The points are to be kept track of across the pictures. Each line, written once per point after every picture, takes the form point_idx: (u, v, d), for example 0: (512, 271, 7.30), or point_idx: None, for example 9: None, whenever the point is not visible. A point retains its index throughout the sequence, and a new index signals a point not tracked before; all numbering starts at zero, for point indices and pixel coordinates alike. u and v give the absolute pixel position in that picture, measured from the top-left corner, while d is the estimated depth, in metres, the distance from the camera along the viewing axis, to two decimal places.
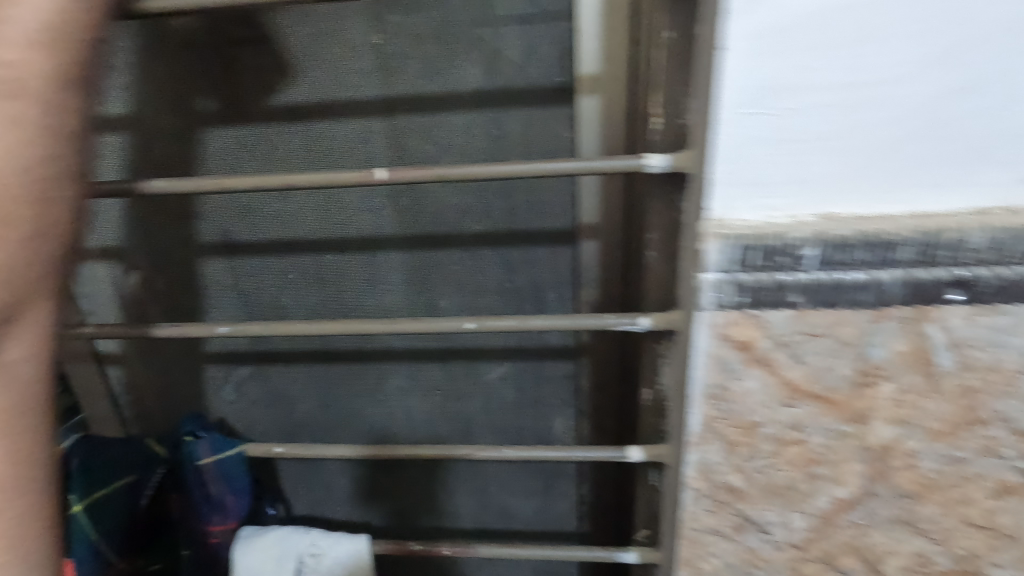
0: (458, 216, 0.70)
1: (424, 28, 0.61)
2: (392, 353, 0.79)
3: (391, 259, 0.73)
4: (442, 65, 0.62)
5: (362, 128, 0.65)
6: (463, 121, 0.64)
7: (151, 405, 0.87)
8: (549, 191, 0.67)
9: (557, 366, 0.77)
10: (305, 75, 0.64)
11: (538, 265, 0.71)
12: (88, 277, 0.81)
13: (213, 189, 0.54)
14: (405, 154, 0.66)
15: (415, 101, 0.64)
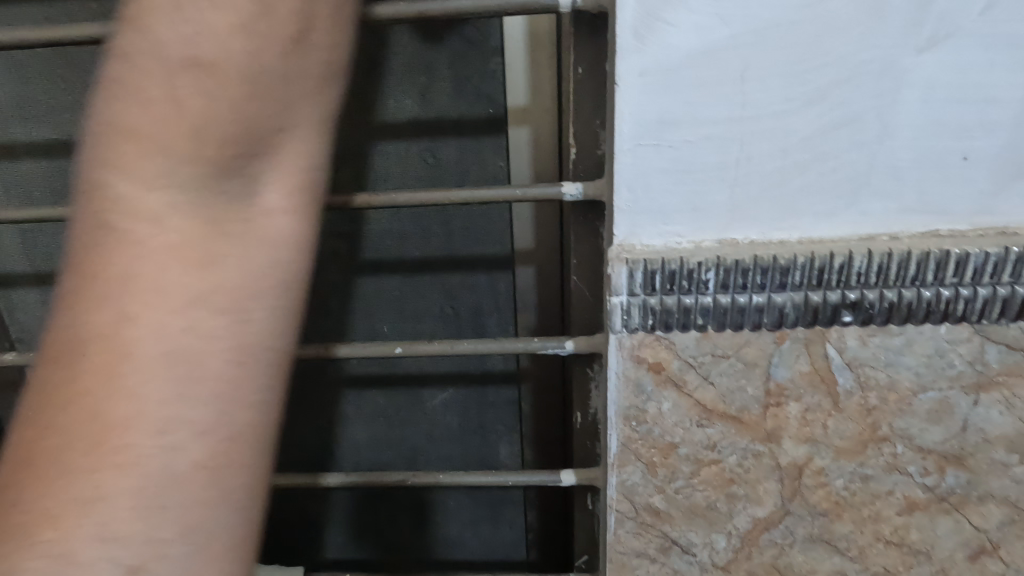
0: (397, 244, 0.71)
1: (364, 59, 0.63)
2: (333, 379, 0.78)
3: (333, 286, 0.73)
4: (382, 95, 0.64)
5: None
6: (400, 149, 0.66)
7: None
8: (488, 218, 0.68)
9: (501, 391, 0.77)
10: None
11: (477, 290, 0.72)
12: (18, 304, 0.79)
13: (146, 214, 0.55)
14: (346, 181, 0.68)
15: (356, 128, 0.65)
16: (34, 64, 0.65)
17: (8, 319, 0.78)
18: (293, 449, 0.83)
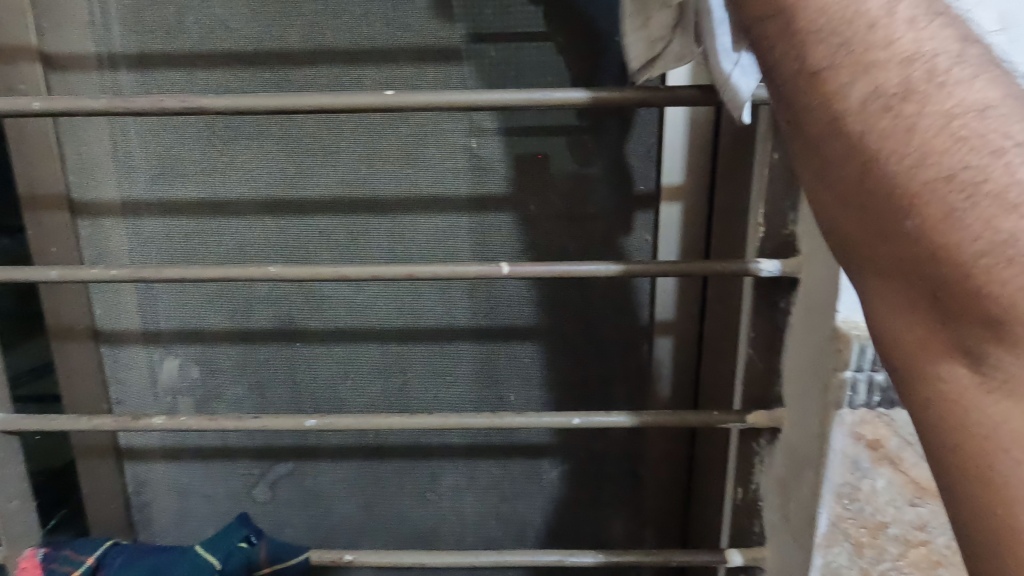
0: (534, 311, 0.71)
1: (524, 135, 0.66)
2: (449, 449, 0.76)
3: (464, 351, 0.72)
4: (535, 171, 0.67)
5: (452, 221, 0.68)
6: (548, 221, 0.68)
7: (174, 504, 0.79)
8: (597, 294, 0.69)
9: (623, 465, 0.75)
10: (405, 172, 0.67)
11: (610, 360, 0.72)
12: (126, 363, 0.75)
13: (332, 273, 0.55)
14: (490, 249, 0.69)
15: (509, 200, 0.67)
16: (197, 126, 0.67)
17: (111, 378, 0.76)
18: (394, 523, 0.79)
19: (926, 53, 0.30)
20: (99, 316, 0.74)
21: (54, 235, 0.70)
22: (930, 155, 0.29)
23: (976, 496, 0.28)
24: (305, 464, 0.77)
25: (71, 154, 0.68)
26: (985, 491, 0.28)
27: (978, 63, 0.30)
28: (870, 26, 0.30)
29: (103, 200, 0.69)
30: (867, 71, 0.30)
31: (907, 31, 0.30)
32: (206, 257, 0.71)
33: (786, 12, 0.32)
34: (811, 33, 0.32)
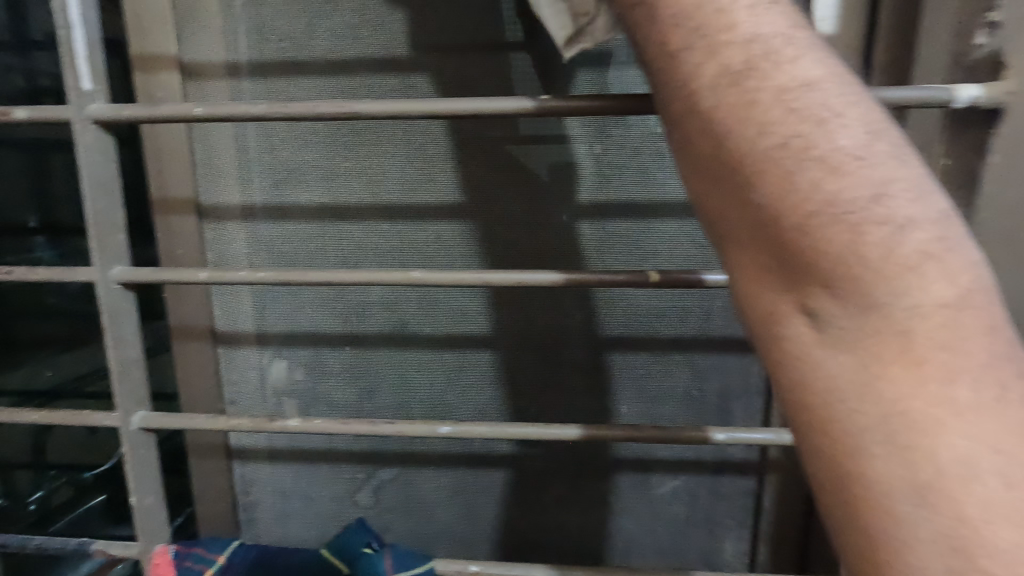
0: (651, 320, 0.69)
1: (651, 141, 0.64)
2: (557, 459, 0.74)
3: (617, 363, 0.70)
4: (660, 177, 0.65)
5: (572, 228, 0.67)
6: (670, 228, 0.66)
7: (278, 505, 0.80)
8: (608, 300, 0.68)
9: (737, 483, 0.73)
10: (526, 177, 0.67)
11: (729, 374, 0.70)
12: (240, 365, 0.77)
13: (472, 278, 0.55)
14: (609, 257, 0.68)
15: (631, 207, 0.66)
16: (322, 132, 0.68)
17: (225, 379, 0.77)
18: (496, 532, 0.78)
19: (765, 34, 0.31)
20: (217, 318, 0.75)
21: (182, 238, 0.72)
22: (767, 124, 0.29)
23: (835, 488, 0.28)
24: (409, 469, 0.77)
25: (201, 160, 0.70)
26: (835, 475, 0.28)
27: (806, 43, 0.31)
28: (717, 11, 0.31)
29: (230, 204, 0.71)
30: (715, 51, 0.31)
31: (748, 15, 0.31)
32: (324, 261, 0.71)
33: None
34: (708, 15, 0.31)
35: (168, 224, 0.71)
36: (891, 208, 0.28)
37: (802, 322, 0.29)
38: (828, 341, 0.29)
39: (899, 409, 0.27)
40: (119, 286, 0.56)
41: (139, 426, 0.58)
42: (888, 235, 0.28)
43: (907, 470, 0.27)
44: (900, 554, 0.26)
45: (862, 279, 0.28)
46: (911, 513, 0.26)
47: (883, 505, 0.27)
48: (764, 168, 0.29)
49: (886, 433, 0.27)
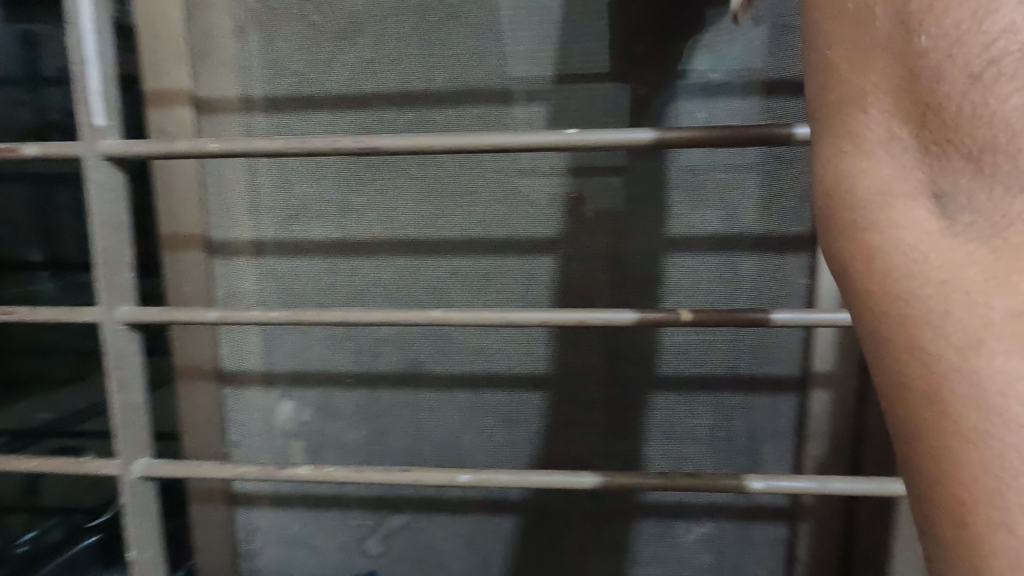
0: (674, 359, 0.66)
1: (670, 175, 0.63)
2: (577, 506, 0.71)
3: (599, 402, 0.68)
4: (680, 212, 0.64)
5: (593, 263, 0.65)
6: (693, 264, 0.64)
7: (283, 554, 0.76)
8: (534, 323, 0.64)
9: (768, 531, 0.69)
10: (544, 212, 0.65)
11: (758, 415, 0.67)
12: (246, 405, 0.74)
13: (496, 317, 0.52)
14: (631, 293, 0.65)
15: (653, 241, 0.64)
16: (337, 167, 0.67)
17: (231, 420, 0.74)
18: None
19: None
20: (224, 357, 0.73)
21: (190, 274, 0.69)
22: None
23: (923, 399, 0.24)
24: (421, 517, 0.73)
25: (214, 195, 0.69)
26: (909, 344, 0.24)
27: None
28: None
29: (240, 240, 0.69)
30: None
31: None
32: (336, 298, 0.69)
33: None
34: None
35: (175, 259, 0.69)
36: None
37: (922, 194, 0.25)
38: (943, 217, 0.24)
39: (1010, 225, 0.23)
40: (125, 326, 0.53)
41: (138, 476, 0.55)
42: None
43: (989, 287, 0.23)
44: (969, 410, 0.22)
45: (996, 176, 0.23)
46: (1007, 346, 0.22)
47: (955, 348, 0.23)
48: (952, 36, 0.23)
49: (966, 219, 0.24)
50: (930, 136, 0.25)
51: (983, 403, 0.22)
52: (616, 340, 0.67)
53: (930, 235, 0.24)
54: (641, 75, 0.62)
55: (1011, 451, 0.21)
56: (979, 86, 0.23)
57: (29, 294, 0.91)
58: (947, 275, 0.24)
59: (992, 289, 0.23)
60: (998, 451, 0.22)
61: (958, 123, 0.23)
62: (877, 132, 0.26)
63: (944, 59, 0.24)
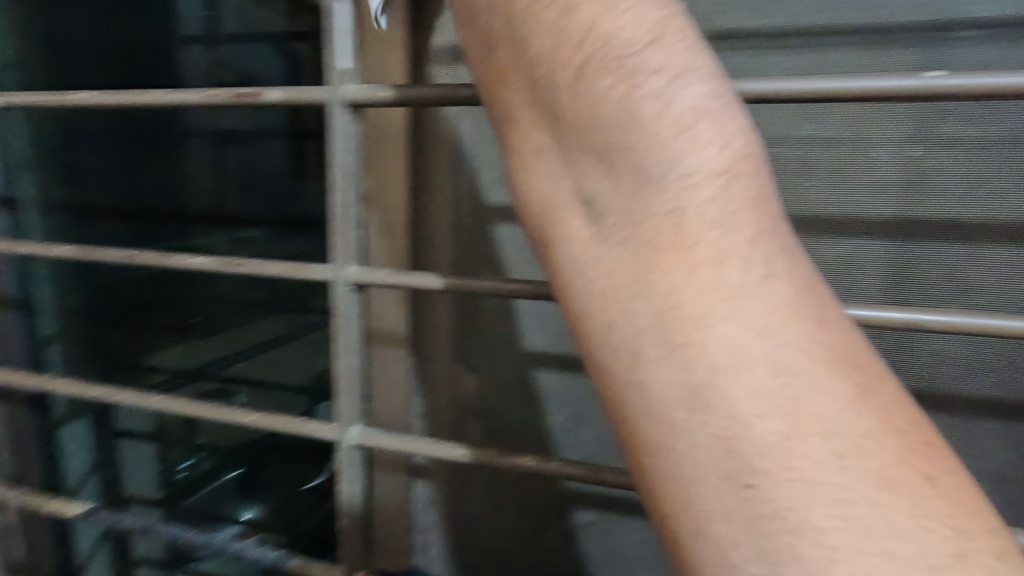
0: None
1: (989, 144, 0.50)
2: None
3: None
4: (998, 193, 0.50)
5: (864, 247, 0.54)
6: (1007, 257, 0.51)
7: (459, 532, 0.73)
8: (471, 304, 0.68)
9: None
10: (802, 183, 0.54)
11: None
12: (434, 376, 0.71)
13: None
14: (908, 289, 0.54)
15: (946, 227, 0.52)
16: None
17: (418, 390, 0.71)
18: None
19: None
20: (418, 324, 0.70)
21: (389, 235, 0.66)
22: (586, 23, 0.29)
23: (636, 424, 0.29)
24: (607, 517, 0.69)
25: (423, 153, 0.65)
26: (628, 389, 0.29)
27: None
28: None
29: (445, 203, 0.65)
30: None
31: None
32: (543, 273, 0.64)
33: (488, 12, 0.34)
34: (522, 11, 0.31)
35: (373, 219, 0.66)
36: (664, 66, 0.29)
37: (577, 208, 0.31)
38: (592, 222, 0.31)
39: (646, 229, 0.29)
40: (352, 288, 0.50)
41: (352, 444, 0.54)
42: (674, 118, 0.28)
43: (625, 286, 0.29)
44: (675, 429, 0.28)
45: (644, 176, 0.29)
46: (659, 350, 0.28)
47: (636, 357, 0.29)
48: (598, 85, 0.29)
49: (615, 228, 0.30)
50: (591, 155, 0.30)
51: (659, 397, 0.28)
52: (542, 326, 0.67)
53: (588, 247, 0.31)
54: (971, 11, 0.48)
55: (695, 435, 0.27)
56: (602, 117, 0.29)
57: (218, 244, 0.93)
58: (603, 285, 0.30)
59: (640, 287, 0.29)
60: (682, 453, 0.28)
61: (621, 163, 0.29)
62: (554, 172, 0.32)
63: (590, 99, 0.29)
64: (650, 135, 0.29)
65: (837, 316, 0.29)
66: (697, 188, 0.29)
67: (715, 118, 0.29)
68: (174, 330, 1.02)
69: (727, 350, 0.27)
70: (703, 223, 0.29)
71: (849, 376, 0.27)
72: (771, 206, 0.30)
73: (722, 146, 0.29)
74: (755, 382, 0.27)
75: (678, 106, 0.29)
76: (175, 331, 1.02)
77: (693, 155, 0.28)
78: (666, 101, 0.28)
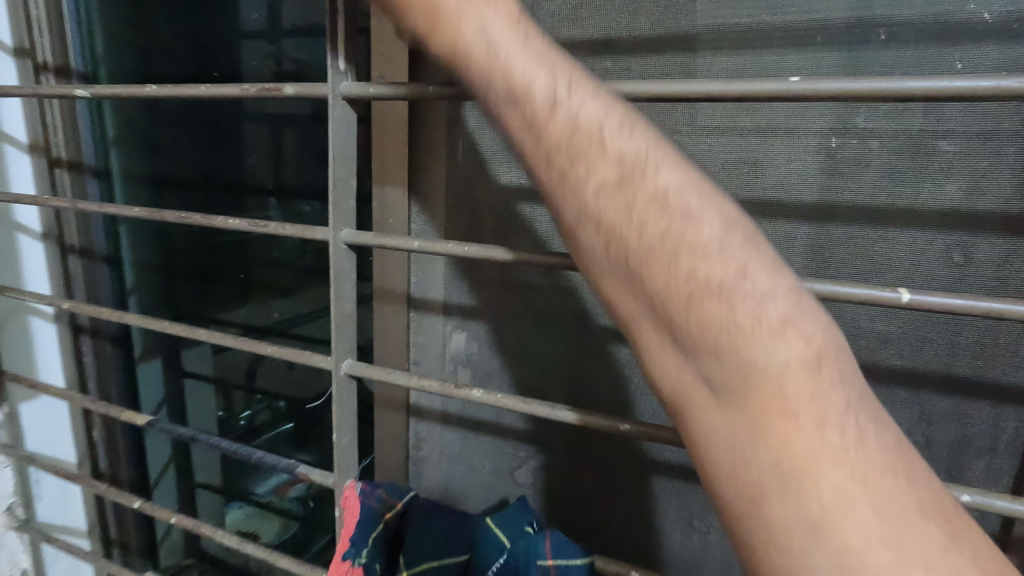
0: (873, 346, 0.59)
1: (904, 137, 0.55)
2: None
3: None
4: (911, 181, 0.55)
5: (793, 227, 0.60)
6: (917, 239, 0.56)
7: (444, 465, 0.85)
8: (481, 280, 0.78)
9: None
10: (737, 168, 0.61)
11: (971, 422, 0.57)
12: (427, 329, 0.82)
13: None
14: (833, 265, 0.59)
15: (864, 211, 0.57)
16: None
17: (414, 341, 0.83)
18: (647, 538, 0.75)
19: (622, 137, 0.39)
20: (413, 284, 0.81)
21: (392, 207, 0.78)
22: (643, 214, 0.37)
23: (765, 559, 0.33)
24: (572, 461, 0.78)
25: (420, 137, 0.76)
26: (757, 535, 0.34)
27: (656, 141, 0.40)
28: (581, 118, 0.40)
29: (437, 181, 0.76)
30: (617, 190, 0.38)
31: (606, 121, 0.40)
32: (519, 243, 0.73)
33: (567, 213, 0.40)
34: (600, 217, 0.39)
35: (380, 193, 0.78)
36: (753, 283, 0.36)
37: (699, 386, 0.36)
38: (713, 393, 0.36)
39: (750, 396, 0.34)
40: (345, 246, 0.63)
41: (344, 374, 0.66)
42: (754, 305, 0.35)
43: (753, 451, 0.34)
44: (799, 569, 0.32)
45: (740, 347, 0.35)
46: (777, 496, 0.33)
47: (753, 504, 0.34)
48: (689, 275, 0.36)
49: (727, 393, 0.35)
50: (695, 336, 0.36)
51: (782, 545, 0.33)
52: (544, 301, 0.76)
53: (708, 412, 0.36)
54: (881, 18, 0.54)
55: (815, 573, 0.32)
56: (697, 299, 0.36)
57: (265, 214, 1.08)
58: (726, 449, 0.35)
59: (752, 441, 0.34)
60: None
61: (721, 338, 0.35)
62: (653, 346, 0.38)
63: (684, 282, 0.36)
64: (749, 324, 0.35)
65: (919, 467, 0.35)
66: (788, 362, 0.35)
67: (793, 307, 0.36)
68: (234, 289, 1.19)
69: (837, 502, 0.32)
70: (803, 400, 0.34)
71: (917, 512, 0.33)
72: (852, 389, 0.36)
73: (795, 320, 0.36)
74: (866, 525, 0.32)
75: (765, 308, 0.36)
76: (238, 289, 1.19)
77: (783, 334, 0.35)
78: (750, 292, 0.36)
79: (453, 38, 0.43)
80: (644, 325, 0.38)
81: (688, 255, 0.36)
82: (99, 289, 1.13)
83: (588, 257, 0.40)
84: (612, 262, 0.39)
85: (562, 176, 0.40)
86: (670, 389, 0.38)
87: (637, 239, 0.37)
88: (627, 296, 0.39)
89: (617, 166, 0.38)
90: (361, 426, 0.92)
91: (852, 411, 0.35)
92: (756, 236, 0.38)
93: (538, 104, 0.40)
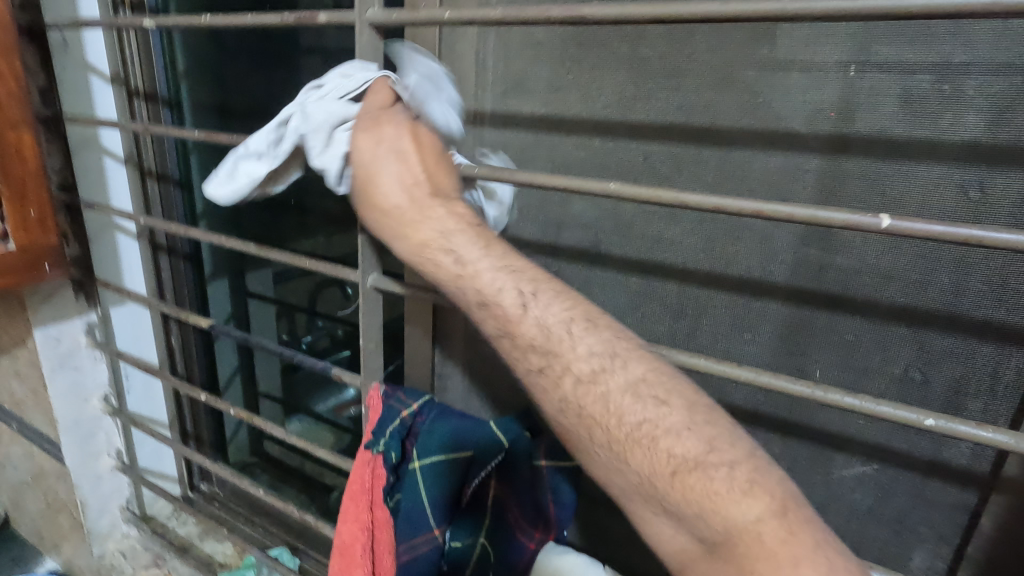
0: (878, 282, 0.59)
1: (931, 68, 0.53)
2: (728, 407, 0.71)
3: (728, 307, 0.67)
4: (932, 114, 0.53)
5: (805, 159, 0.59)
6: (932, 174, 0.55)
7: (466, 381, 0.92)
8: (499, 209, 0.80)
9: (954, 495, 0.61)
10: (754, 98, 0.60)
11: (971, 363, 0.57)
12: None
13: (678, 198, 0.52)
14: (843, 200, 0.59)
15: (881, 144, 0.56)
16: (555, 43, 0.69)
17: None
18: None
19: (600, 357, 0.53)
20: None
21: None
22: (621, 415, 0.51)
23: None
24: None
25: None
26: None
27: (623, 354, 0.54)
28: (566, 341, 0.54)
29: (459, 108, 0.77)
30: (601, 398, 0.52)
31: (583, 337, 0.54)
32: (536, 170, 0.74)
33: (571, 412, 0.53)
34: (596, 418, 0.52)
35: None
36: (718, 455, 0.47)
37: (695, 543, 0.47)
38: (704, 547, 0.46)
39: (733, 545, 0.44)
40: None
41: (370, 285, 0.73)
42: (723, 472, 0.46)
43: None
44: None
45: (715, 504, 0.45)
46: None
47: None
48: (669, 460, 0.48)
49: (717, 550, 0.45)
50: (681, 503, 0.47)
51: None
52: None
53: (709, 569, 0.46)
54: None
55: None
56: (677, 474, 0.47)
57: None
58: None
59: None
60: None
61: (702, 498, 0.46)
62: (658, 520, 0.49)
63: (665, 462, 0.48)
64: (720, 491, 0.46)
65: None
66: (752, 513, 0.44)
67: (753, 469, 0.47)
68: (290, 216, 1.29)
69: None
70: (777, 544, 0.43)
71: None
72: (821, 531, 0.45)
73: (754, 479, 0.46)
74: None
75: (731, 473, 0.46)
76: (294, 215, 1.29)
77: (747, 491, 0.45)
78: (716, 464, 0.47)
79: (477, 274, 0.58)
80: (640, 498, 0.50)
81: (666, 443, 0.48)
82: (173, 211, 1.25)
83: (595, 453, 0.52)
84: (614, 451, 0.51)
85: (556, 385, 0.54)
86: (672, 548, 0.49)
87: (623, 433, 0.50)
88: (635, 481, 0.50)
89: (593, 374, 0.53)
90: (395, 341, 1.00)
91: (821, 549, 0.43)
92: (717, 419, 0.50)
93: (529, 332, 0.55)
